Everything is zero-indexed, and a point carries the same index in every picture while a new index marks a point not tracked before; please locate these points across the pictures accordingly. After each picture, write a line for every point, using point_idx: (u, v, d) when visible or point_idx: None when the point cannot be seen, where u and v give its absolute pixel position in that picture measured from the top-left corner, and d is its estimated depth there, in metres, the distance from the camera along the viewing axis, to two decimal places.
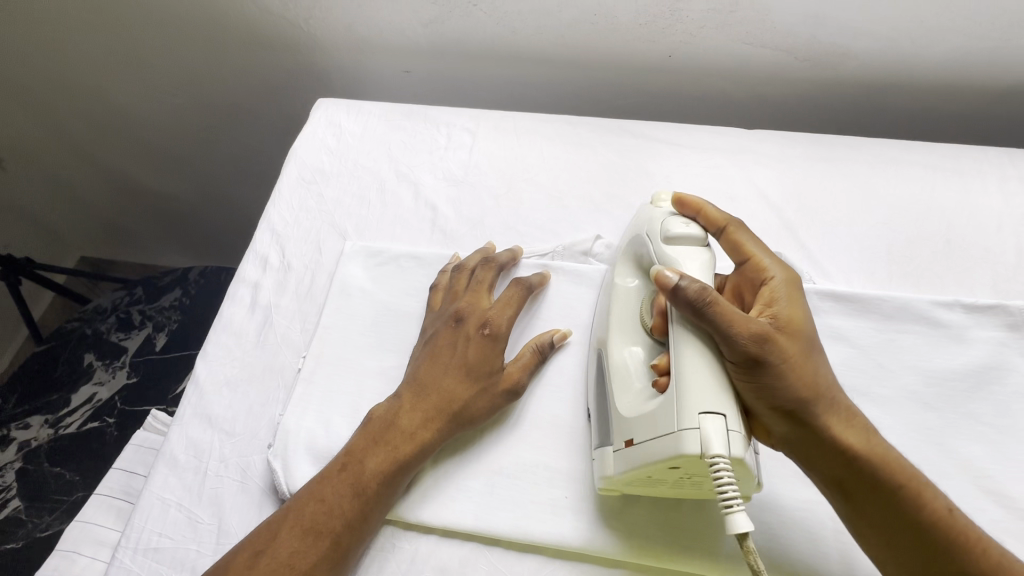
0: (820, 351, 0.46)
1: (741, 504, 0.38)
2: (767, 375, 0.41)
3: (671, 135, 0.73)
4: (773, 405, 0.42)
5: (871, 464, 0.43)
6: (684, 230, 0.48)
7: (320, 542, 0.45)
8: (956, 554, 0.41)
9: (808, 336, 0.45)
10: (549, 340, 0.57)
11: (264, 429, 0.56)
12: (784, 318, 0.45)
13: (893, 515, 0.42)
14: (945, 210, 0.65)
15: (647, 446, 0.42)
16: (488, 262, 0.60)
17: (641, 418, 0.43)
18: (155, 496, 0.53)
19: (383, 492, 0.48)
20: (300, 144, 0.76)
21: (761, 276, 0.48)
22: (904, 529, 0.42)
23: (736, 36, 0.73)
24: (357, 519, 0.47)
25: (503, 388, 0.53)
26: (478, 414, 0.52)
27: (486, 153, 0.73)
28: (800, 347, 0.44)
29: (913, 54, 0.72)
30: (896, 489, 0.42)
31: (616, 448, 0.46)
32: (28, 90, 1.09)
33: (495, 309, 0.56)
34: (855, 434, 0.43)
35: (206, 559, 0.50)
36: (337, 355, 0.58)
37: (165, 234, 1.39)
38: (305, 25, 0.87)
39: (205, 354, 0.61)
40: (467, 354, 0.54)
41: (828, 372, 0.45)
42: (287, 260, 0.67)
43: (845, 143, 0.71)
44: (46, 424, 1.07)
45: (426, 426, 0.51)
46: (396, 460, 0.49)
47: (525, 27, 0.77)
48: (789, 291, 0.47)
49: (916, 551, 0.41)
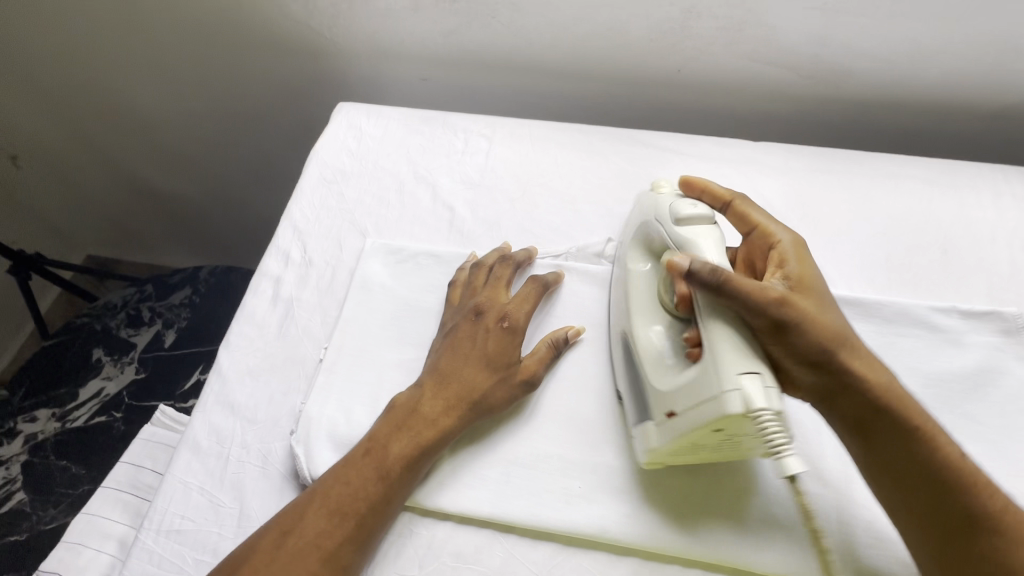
0: (835, 306, 0.49)
1: (789, 450, 0.42)
2: (789, 336, 0.45)
3: (680, 145, 0.76)
4: (801, 358, 0.45)
5: (893, 413, 0.46)
6: (693, 211, 0.51)
7: (344, 522, 0.47)
8: (972, 500, 0.43)
9: (822, 293, 0.49)
10: (564, 336, 0.59)
11: (285, 417, 0.58)
12: (796, 276, 0.49)
13: (915, 463, 0.45)
14: (942, 222, 0.68)
15: (689, 414, 0.44)
16: (506, 259, 0.63)
17: (680, 388, 0.45)
18: (178, 480, 0.55)
19: (404, 477, 0.50)
20: (321, 145, 0.78)
21: (770, 241, 0.52)
22: (922, 475, 0.44)
23: (743, 54, 0.77)
24: (381, 503, 0.49)
25: (521, 379, 0.55)
26: (497, 404, 0.54)
27: (503, 159, 0.76)
28: (816, 303, 0.47)
29: (911, 74, 0.75)
30: (914, 433, 0.45)
31: (658, 423, 0.48)
32: (50, 88, 1.11)
33: (515, 303, 0.59)
34: (880, 380, 0.46)
35: (228, 542, 0.52)
36: (358, 347, 0.60)
37: (174, 234, 1.42)
38: (329, 32, 0.89)
39: (228, 344, 0.63)
40: (487, 347, 0.56)
41: (846, 322, 0.48)
42: (309, 256, 0.69)
43: (847, 157, 0.74)
44: (53, 418, 1.07)
45: (446, 412, 0.53)
46: (417, 446, 0.51)
47: (541, 40, 0.81)
48: (799, 252, 0.51)
49: (936, 498, 0.44)
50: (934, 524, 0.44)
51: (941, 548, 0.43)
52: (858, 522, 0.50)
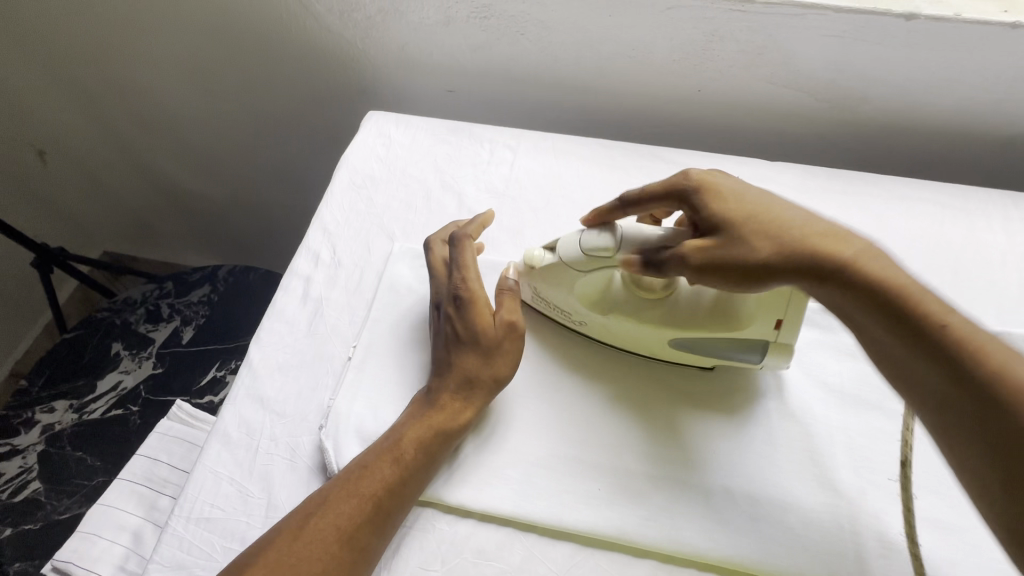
0: (779, 204, 0.51)
1: None
2: (715, 272, 0.51)
3: (698, 162, 0.78)
4: (751, 278, 0.50)
5: (866, 295, 0.46)
6: (602, 238, 0.56)
7: (363, 505, 0.50)
8: (980, 370, 0.40)
9: (749, 202, 0.52)
10: (512, 280, 0.61)
11: (313, 412, 0.60)
12: (716, 198, 0.52)
13: (912, 344, 0.43)
14: (954, 245, 0.70)
15: (792, 310, 0.53)
16: (429, 245, 0.65)
17: (767, 306, 0.54)
18: (208, 469, 0.57)
19: (420, 462, 0.52)
20: (351, 151, 0.81)
21: (672, 189, 0.55)
22: (925, 355, 0.43)
23: (762, 76, 0.80)
24: (398, 486, 0.51)
25: (504, 333, 0.57)
26: (504, 372, 0.57)
27: (527, 169, 0.78)
28: (742, 213, 0.51)
29: (923, 102, 0.78)
30: (898, 308, 0.44)
31: (774, 339, 0.56)
32: (82, 88, 1.15)
33: (461, 277, 0.59)
34: (839, 261, 0.47)
35: (256, 530, 0.53)
36: (386, 347, 0.63)
37: (195, 233, 1.45)
38: (360, 43, 0.92)
39: (259, 339, 0.65)
40: (454, 327, 0.58)
41: (793, 214, 0.50)
42: (338, 257, 0.71)
43: (860, 178, 0.77)
44: (70, 409, 1.09)
45: (451, 395, 0.56)
46: (432, 428, 0.54)
47: (567, 56, 0.84)
48: (709, 181, 0.54)
49: (941, 375, 0.42)
50: (952, 408, 0.41)
51: (967, 436, 0.40)
52: (871, 532, 0.52)
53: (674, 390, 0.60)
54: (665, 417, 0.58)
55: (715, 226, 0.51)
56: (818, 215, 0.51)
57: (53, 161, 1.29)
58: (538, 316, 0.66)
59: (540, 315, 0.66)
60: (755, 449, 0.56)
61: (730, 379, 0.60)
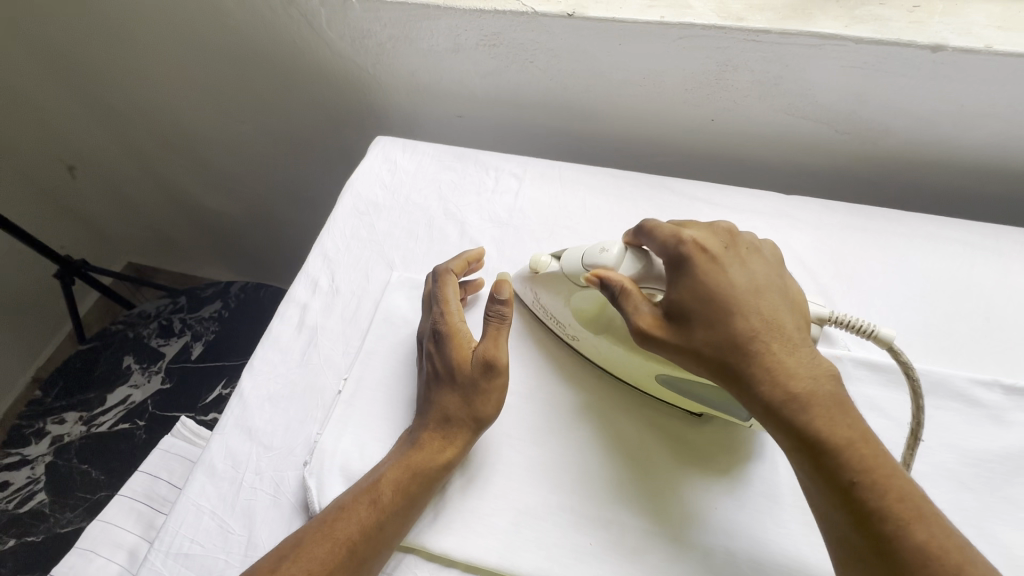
0: (746, 303, 0.48)
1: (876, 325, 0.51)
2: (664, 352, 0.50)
3: (710, 195, 0.75)
4: (697, 367, 0.49)
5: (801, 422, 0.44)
6: (605, 254, 0.55)
7: (337, 549, 0.48)
8: (884, 525, 0.40)
9: (720, 294, 0.48)
10: (501, 305, 0.57)
11: (299, 446, 0.58)
12: (689, 281, 0.50)
13: (826, 483, 0.43)
14: (985, 290, 0.65)
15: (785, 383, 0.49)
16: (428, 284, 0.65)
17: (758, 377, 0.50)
18: (191, 502, 0.55)
19: (399, 507, 0.50)
20: (357, 176, 0.81)
21: (662, 248, 0.53)
22: (838, 495, 0.42)
23: (779, 109, 0.77)
24: (373, 528, 0.49)
25: (483, 373, 0.54)
26: (486, 412, 0.54)
27: (532, 199, 0.77)
28: (704, 304, 0.49)
29: (952, 136, 0.74)
30: (824, 447, 0.43)
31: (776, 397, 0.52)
32: (108, 107, 1.18)
33: (441, 311, 0.59)
34: (773, 387, 0.45)
35: (233, 569, 0.52)
36: (379, 381, 0.61)
37: (213, 247, 1.48)
38: (372, 69, 0.92)
39: (252, 368, 0.64)
40: (433, 368, 0.57)
41: (752, 319, 0.48)
42: (336, 284, 0.70)
43: (882, 215, 0.73)
44: (79, 421, 1.10)
45: (431, 433, 0.54)
46: (410, 469, 0.52)
47: (576, 84, 0.82)
48: (692, 258, 0.50)
49: (851, 516, 0.42)
50: (852, 545, 0.42)
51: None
52: None
53: (676, 439, 0.57)
54: (665, 468, 0.55)
55: (679, 310, 0.49)
56: (780, 320, 0.48)
57: (82, 175, 1.34)
58: (538, 353, 0.64)
59: (541, 352, 0.64)
60: (762, 510, 0.52)
61: (739, 432, 0.57)
